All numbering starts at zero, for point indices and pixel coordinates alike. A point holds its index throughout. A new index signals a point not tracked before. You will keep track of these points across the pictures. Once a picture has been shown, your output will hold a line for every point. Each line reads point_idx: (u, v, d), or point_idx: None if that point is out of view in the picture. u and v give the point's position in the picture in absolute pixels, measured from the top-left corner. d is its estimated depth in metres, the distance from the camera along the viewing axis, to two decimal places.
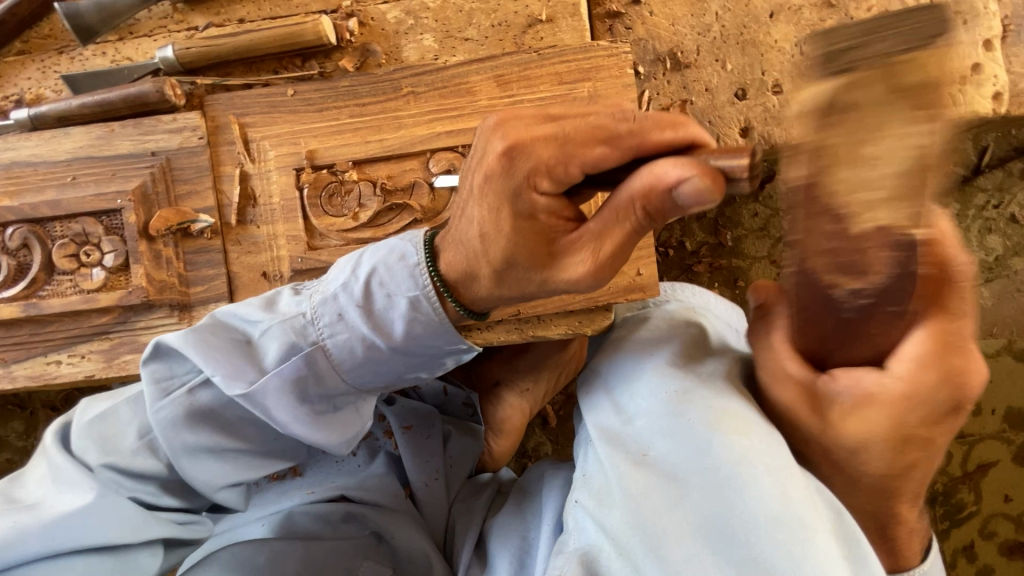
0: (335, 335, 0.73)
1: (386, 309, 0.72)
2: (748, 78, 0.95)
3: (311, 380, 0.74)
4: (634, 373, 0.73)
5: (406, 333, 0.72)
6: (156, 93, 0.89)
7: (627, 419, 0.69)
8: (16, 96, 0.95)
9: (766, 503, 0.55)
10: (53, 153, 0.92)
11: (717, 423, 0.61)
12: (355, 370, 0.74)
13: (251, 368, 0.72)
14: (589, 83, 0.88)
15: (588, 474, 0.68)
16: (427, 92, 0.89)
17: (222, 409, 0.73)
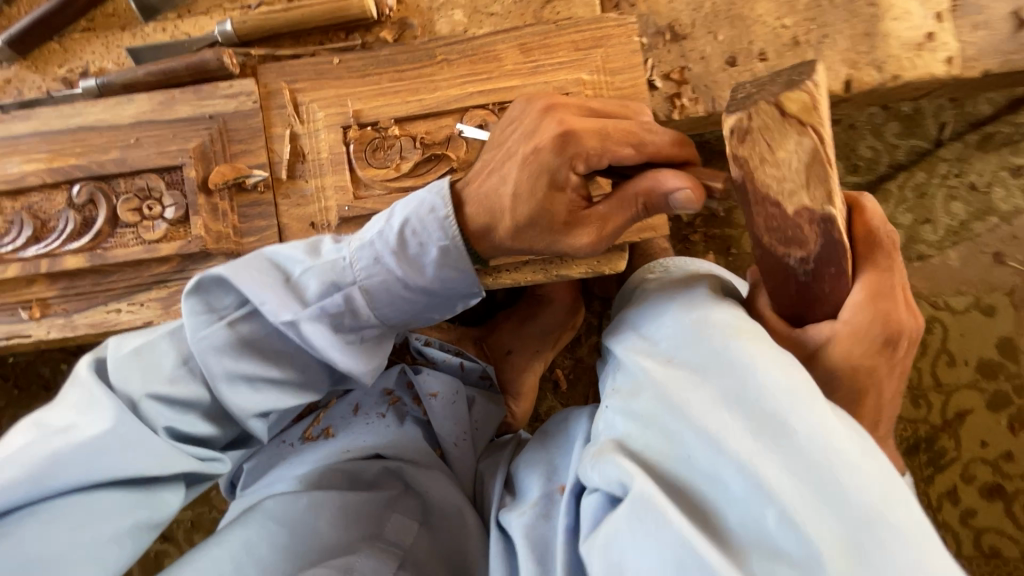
0: (371, 277, 0.85)
1: (419, 255, 0.86)
2: (737, 48, 1.09)
3: (346, 315, 0.86)
4: (660, 307, 0.78)
5: (436, 276, 0.87)
6: (215, 61, 0.99)
7: (646, 342, 0.73)
8: (81, 69, 1.05)
9: (784, 395, 0.56)
10: (118, 117, 1.01)
11: (724, 330, 0.64)
12: (385, 306, 0.87)
13: (293, 300, 0.83)
14: (601, 50, 1.01)
15: (618, 384, 0.73)
16: (459, 59, 1.01)
17: (258, 337, 0.84)
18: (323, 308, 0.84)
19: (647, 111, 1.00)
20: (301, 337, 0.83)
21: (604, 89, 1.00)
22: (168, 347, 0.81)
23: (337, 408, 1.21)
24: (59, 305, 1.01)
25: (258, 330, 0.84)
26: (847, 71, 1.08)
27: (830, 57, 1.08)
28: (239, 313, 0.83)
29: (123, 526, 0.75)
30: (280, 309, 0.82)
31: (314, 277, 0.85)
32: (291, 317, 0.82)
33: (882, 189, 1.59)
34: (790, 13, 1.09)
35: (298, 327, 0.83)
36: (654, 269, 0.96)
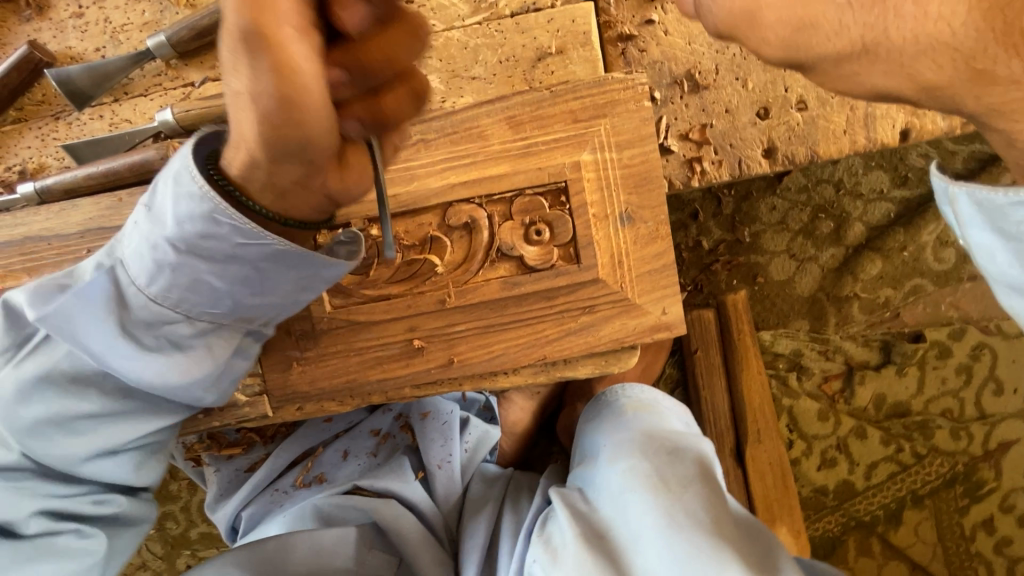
0: (128, 246, 0.71)
1: (153, 211, 0.69)
2: (771, 96, 0.91)
3: (121, 305, 0.72)
4: (594, 471, 0.93)
5: (175, 226, 0.67)
6: (161, 160, 0.87)
7: (596, 473, 0.92)
8: (18, 168, 0.93)
9: (683, 517, 0.80)
10: (65, 226, 0.90)
11: (649, 489, 0.84)
12: (176, 287, 0.71)
13: (151, 235, 0.69)
14: (606, 120, 0.85)
15: (552, 537, 0.84)
16: (437, 139, 0.86)
17: (121, 294, 0.72)
18: (182, 229, 0.67)
19: (661, 192, 0.85)
20: (165, 291, 0.71)
21: (610, 169, 0.85)
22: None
23: (326, 456, 1.30)
24: None
25: (105, 293, 0.72)
26: (906, 118, 0.90)
27: (886, 102, 0.90)
28: (23, 349, 0.75)
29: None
30: (170, 283, 0.70)
31: (168, 180, 0.68)
32: (163, 256, 0.69)
33: (934, 206, 1.43)
34: None
35: (166, 258, 0.69)
36: (618, 386, 1.08)
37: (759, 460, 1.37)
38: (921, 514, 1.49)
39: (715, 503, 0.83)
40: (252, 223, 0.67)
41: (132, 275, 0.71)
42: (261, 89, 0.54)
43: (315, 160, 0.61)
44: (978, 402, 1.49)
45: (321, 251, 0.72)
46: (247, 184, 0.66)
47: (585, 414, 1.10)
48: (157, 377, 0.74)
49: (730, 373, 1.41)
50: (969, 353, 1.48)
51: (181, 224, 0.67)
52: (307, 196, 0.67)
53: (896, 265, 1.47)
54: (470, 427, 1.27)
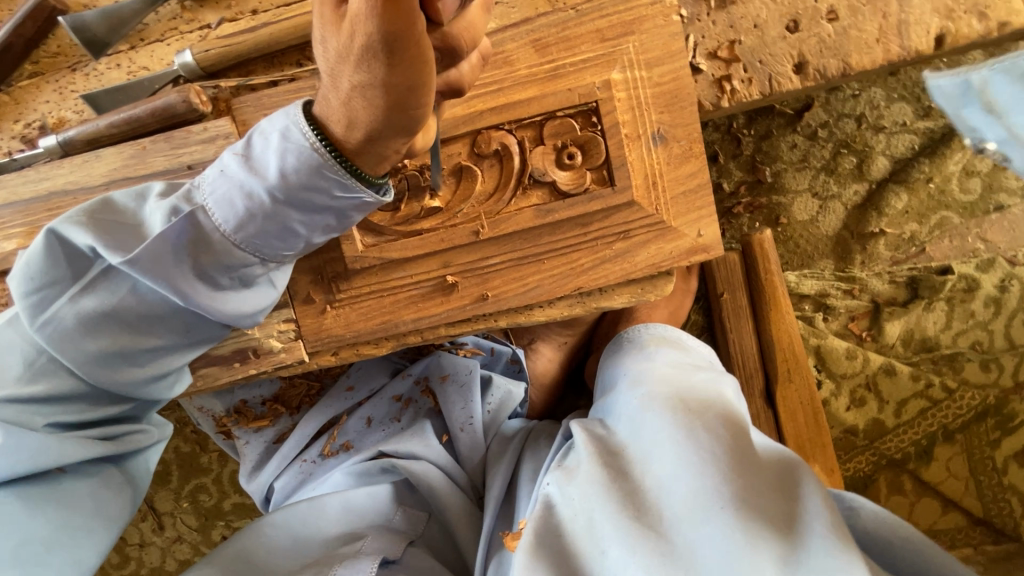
0: (214, 192, 0.74)
1: (262, 152, 0.71)
2: (801, 8, 0.88)
3: (199, 246, 0.75)
4: (614, 402, 0.88)
5: (280, 169, 0.70)
6: (182, 103, 0.85)
7: (615, 402, 0.88)
8: (39, 122, 0.92)
9: (703, 433, 0.74)
10: (88, 178, 0.89)
11: (667, 409, 0.78)
12: (253, 230, 0.74)
13: (247, 182, 0.72)
14: (634, 37, 0.83)
15: (568, 459, 0.81)
16: None
17: (200, 238, 0.75)
18: (285, 178, 0.70)
19: (692, 109, 0.84)
20: (249, 236, 0.74)
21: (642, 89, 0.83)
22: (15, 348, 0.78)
23: (350, 423, 1.27)
24: None
25: (183, 237, 0.74)
26: (941, 23, 0.87)
27: (919, 6, 0.87)
28: (81, 285, 0.76)
29: (58, 520, 0.80)
30: (251, 225, 0.73)
31: (266, 138, 0.71)
32: (258, 204, 0.72)
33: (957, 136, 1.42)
34: None
35: (260, 207, 0.72)
36: (640, 326, 1.04)
37: (789, 400, 1.36)
38: (951, 450, 1.46)
39: (743, 435, 0.75)
40: (354, 179, 0.70)
41: (218, 221, 0.73)
42: (367, 40, 0.53)
43: (392, 109, 0.60)
44: (1008, 332, 1.43)
45: (373, 191, 0.72)
46: (341, 139, 0.67)
47: (605, 357, 1.04)
48: (233, 312, 0.80)
49: (756, 315, 1.39)
50: (998, 284, 1.44)
51: (287, 174, 0.70)
52: (378, 151, 0.66)
53: (922, 198, 1.45)
54: (493, 387, 1.24)
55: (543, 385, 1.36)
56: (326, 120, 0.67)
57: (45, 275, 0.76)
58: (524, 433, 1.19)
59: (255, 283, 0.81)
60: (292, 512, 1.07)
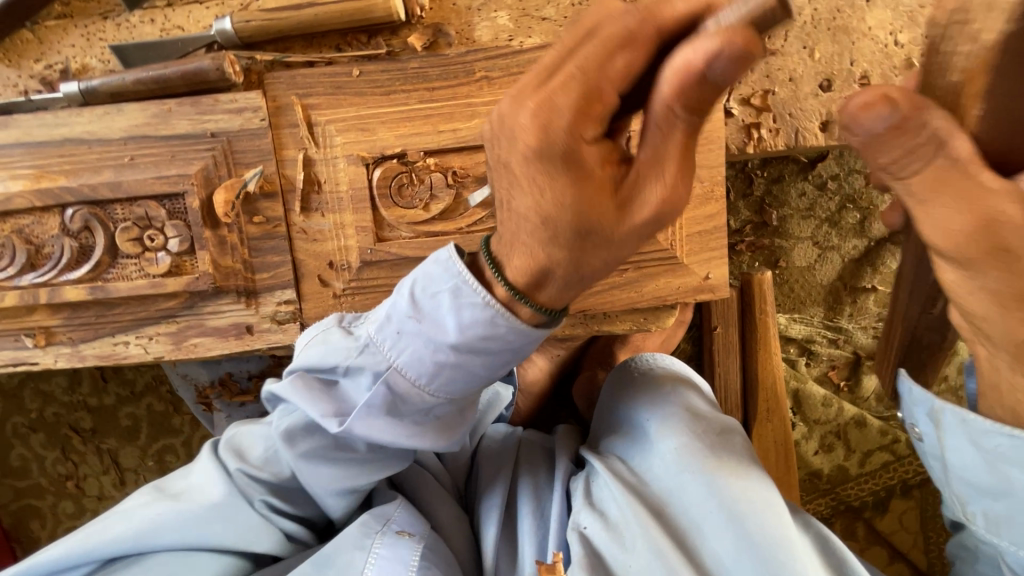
0: (401, 352, 0.65)
1: (435, 312, 0.63)
2: (836, 69, 0.90)
3: (397, 400, 0.67)
4: (645, 440, 0.80)
5: (459, 328, 0.62)
6: (215, 70, 0.84)
7: (646, 443, 0.79)
8: (61, 65, 0.90)
9: (756, 498, 0.68)
10: (107, 130, 0.88)
11: (713, 469, 0.71)
12: (435, 382, 0.65)
13: (428, 338, 0.63)
14: None
15: (603, 505, 0.75)
16: (501, 78, 0.85)
17: (395, 396, 0.66)
18: (466, 336, 0.62)
19: (719, 152, 0.86)
20: (440, 386, 0.65)
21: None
22: (195, 482, 0.73)
23: None
24: (63, 335, 0.95)
25: (377, 401, 0.66)
26: None
27: None
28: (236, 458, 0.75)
29: None
30: (452, 428, 0.71)
31: (440, 293, 0.63)
32: (440, 359, 0.64)
33: None
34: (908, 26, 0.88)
35: (435, 360, 0.64)
36: (649, 357, 0.92)
37: (764, 436, 1.40)
38: (907, 503, 1.52)
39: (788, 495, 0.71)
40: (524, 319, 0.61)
41: (412, 378, 0.65)
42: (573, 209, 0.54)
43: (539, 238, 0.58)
44: None
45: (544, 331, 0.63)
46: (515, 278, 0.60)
47: (611, 381, 0.93)
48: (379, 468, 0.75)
49: (744, 351, 1.42)
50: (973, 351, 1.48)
51: (464, 330, 0.62)
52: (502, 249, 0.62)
53: None
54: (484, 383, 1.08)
55: (529, 394, 1.38)
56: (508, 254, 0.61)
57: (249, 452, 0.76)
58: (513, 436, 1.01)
59: (448, 415, 0.70)
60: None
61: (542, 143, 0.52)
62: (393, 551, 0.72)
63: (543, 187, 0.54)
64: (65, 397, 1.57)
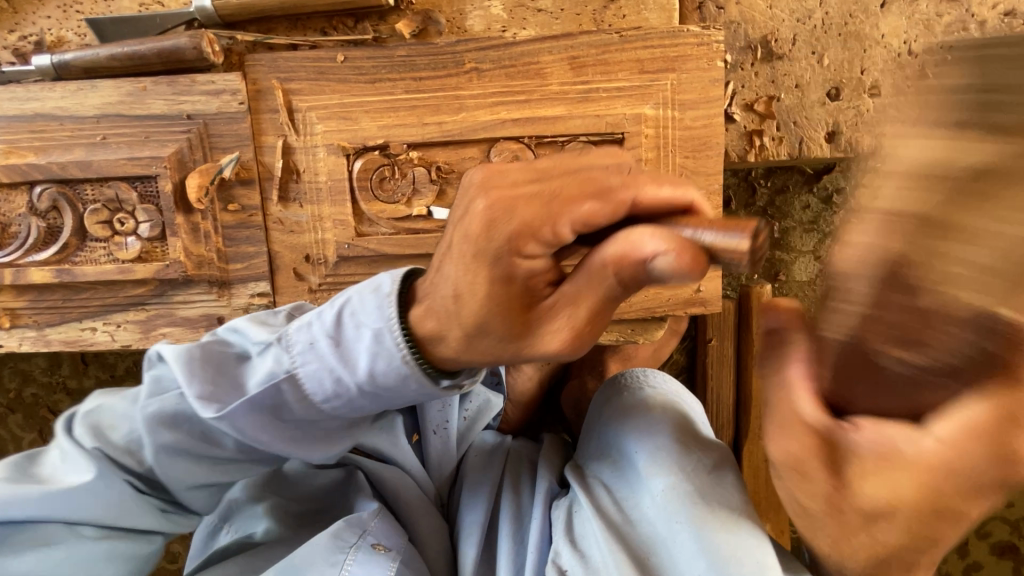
0: (306, 365, 0.58)
1: (355, 342, 0.57)
2: (845, 77, 0.86)
3: (284, 410, 0.60)
4: (632, 475, 0.69)
5: (370, 369, 0.57)
6: (193, 49, 0.80)
7: (631, 478, 0.69)
8: (35, 38, 0.86)
9: (753, 563, 0.57)
10: (80, 107, 0.84)
11: (708, 520, 0.59)
12: (329, 406, 0.60)
13: (337, 369, 0.58)
14: (673, 74, 0.80)
15: (583, 546, 0.66)
16: (492, 70, 0.81)
17: (282, 405, 0.59)
18: (374, 378, 0.57)
19: (718, 159, 0.81)
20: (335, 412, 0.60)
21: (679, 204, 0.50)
22: (52, 469, 0.60)
23: None
24: (28, 318, 0.91)
25: (264, 402, 0.59)
26: None
27: None
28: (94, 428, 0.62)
29: None
30: (330, 444, 0.64)
31: (366, 327, 0.57)
32: (339, 391, 0.58)
33: None
34: (923, 35, 0.84)
35: (334, 392, 0.58)
36: (642, 372, 0.83)
37: (754, 455, 1.36)
38: None
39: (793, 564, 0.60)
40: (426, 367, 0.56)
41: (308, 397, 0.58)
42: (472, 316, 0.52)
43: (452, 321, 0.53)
44: None
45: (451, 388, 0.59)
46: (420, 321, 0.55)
47: (600, 397, 0.83)
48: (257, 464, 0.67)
49: (739, 367, 1.38)
50: None
51: (374, 369, 0.57)
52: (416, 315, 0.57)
53: None
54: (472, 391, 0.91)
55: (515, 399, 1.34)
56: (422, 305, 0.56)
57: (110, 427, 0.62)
58: (503, 451, 0.90)
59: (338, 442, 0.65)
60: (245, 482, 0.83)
61: (483, 239, 0.50)
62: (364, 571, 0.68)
63: (468, 271, 0.51)
64: (43, 378, 1.53)
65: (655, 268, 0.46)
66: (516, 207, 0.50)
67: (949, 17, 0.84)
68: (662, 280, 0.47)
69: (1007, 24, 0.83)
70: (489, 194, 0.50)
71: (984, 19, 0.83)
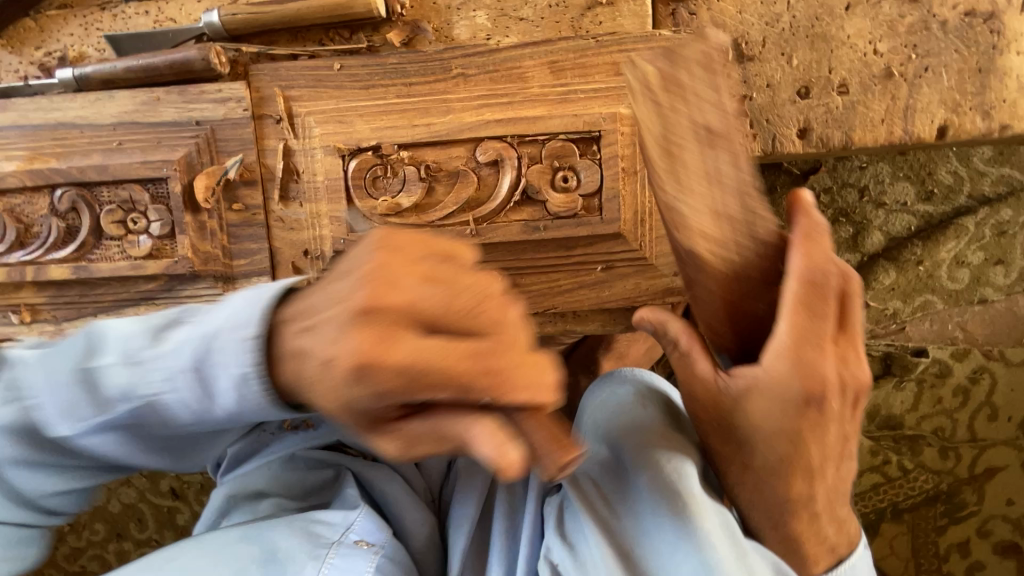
0: (167, 393, 0.57)
1: (216, 386, 0.55)
2: (813, 76, 0.90)
3: (140, 428, 0.61)
4: (619, 469, 0.69)
5: (237, 409, 0.56)
6: (201, 61, 0.87)
7: (620, 474, 0.68)
8: (59, 53, 0.94)
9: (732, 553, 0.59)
10: (98, 116, 0.91)
11: (687, 510, 0.61)
12: (189, 427, 0.60)
13: (193, 407, 0.57)
14: (648, 76, 0.85)
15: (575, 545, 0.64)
16: (477, 75, 0.86)
17: (146, 423, 0.60)
18: (244, 417, 0.57)
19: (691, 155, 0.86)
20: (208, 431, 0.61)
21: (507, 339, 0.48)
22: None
23: None
24: (48, 313, 0.97)
25: (133, 420, 0.59)
26: (946, 114, 0.89)
27: (928, 95, 0.89)
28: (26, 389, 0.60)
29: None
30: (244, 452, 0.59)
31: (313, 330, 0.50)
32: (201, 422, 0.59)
33: (959, 225, 1.23)
34: (887, 35, 0.88)
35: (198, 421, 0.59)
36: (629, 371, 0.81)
37: None
38: (897, 529, 1.30)
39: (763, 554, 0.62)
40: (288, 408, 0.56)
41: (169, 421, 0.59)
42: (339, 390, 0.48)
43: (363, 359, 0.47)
44: (972, 425, 1.27)
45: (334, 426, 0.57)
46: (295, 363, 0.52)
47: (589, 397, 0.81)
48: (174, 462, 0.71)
49: None
50: (968, 375, 1.26)
51: (240, 410, 0.56)
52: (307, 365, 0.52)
53: (909, 279, 1.25)
54: None
55: None
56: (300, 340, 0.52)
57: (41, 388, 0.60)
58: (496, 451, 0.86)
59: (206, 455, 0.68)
60: (247, 478, 0.84)
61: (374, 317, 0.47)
62: (346, 563, 0.69)
63: (382, 338, 0.46)
64: None
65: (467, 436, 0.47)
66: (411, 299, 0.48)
67: (911, 18, 0.88)
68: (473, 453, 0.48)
69: (969, 23, 0.87)
70: (363, 337, 0.46)
71: (946, 19, 0.87)
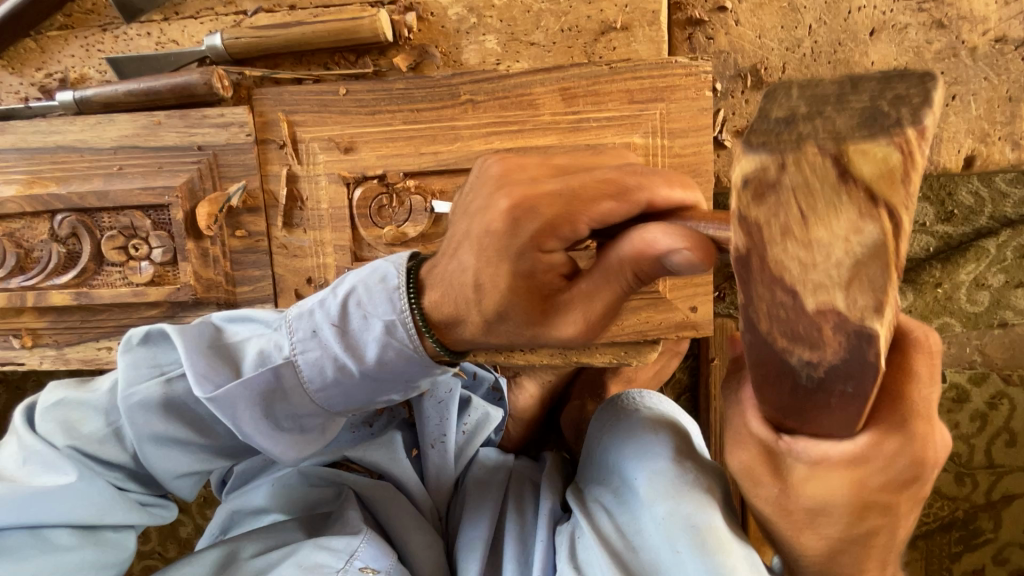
0: (306, 352, 0.60)
1: (363, 332, 0.59)
2: None
3: (279, 394, 0.61)
4: (630, 499, 0.62)
5: (379, 361, 0.59)
6: (203, 85, 0.84)
7: (631, 505, 0.62)
8: (60, 75, 0.92)
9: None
10: (98, 140, 0.89)
11: (706, 542, 0.55)
12: (325, 392, 0.61)
13: (343, 358, 0.59)
14: (662, 104, 0.82)
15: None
16: (486, 101, 0.84)
17: (281, 390, 0.60)
18: (380, 367, 0.59)
19: (707, 185, 0.83)
20: (332, 398, 0.61)
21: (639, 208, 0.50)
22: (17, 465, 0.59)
23: None
24: (49, 338, 0.96)
25: (263, 386, 0.60)
26: (973, 144, 0.85)
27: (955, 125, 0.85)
28: (73, 430, 0.61)
29: None
30: (306, 445, 0.64)
31: (375, 319, 0.58)
32: (346, 375, 0.60)
33: (979, 249, 1.06)
34: (913, 62, 0.85)
35: (351, 380, 0.60)
36: (637, 394, 0.74)
37: None
38: (909, 555, 1.15)
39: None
40: (421, 355, 0.59)
41: (305, 379, 0.60)
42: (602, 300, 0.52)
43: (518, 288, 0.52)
44: (990, 452, 1.11)
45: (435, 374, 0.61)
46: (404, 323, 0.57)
47: (598, 419, 0.75)
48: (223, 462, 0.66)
49: None
50: (987, 400, 1.10)
51: (382, 350, 0.58)
52: (449, 279, 0.56)
53: (929, 302, 1.10)
54: (471, 408, 0.88)
55: None
56: (452, 275, 0.56)
57: (87, 427, 0.61)
58: (506, 471, 0.86)
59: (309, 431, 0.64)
60: (250, 496, 0.81)
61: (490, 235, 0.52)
62: None
63: (490, 263, 0.52)
64: None
65: (665, 241, 0.46)
66: (498, 202, 0.51)
67: (938, 44, 0.84)
68: (678, 273, 0.47)
69: (999, 50, 0.84)
70: (513, 193, 0.51)
71: (975, 46, 0.84)
